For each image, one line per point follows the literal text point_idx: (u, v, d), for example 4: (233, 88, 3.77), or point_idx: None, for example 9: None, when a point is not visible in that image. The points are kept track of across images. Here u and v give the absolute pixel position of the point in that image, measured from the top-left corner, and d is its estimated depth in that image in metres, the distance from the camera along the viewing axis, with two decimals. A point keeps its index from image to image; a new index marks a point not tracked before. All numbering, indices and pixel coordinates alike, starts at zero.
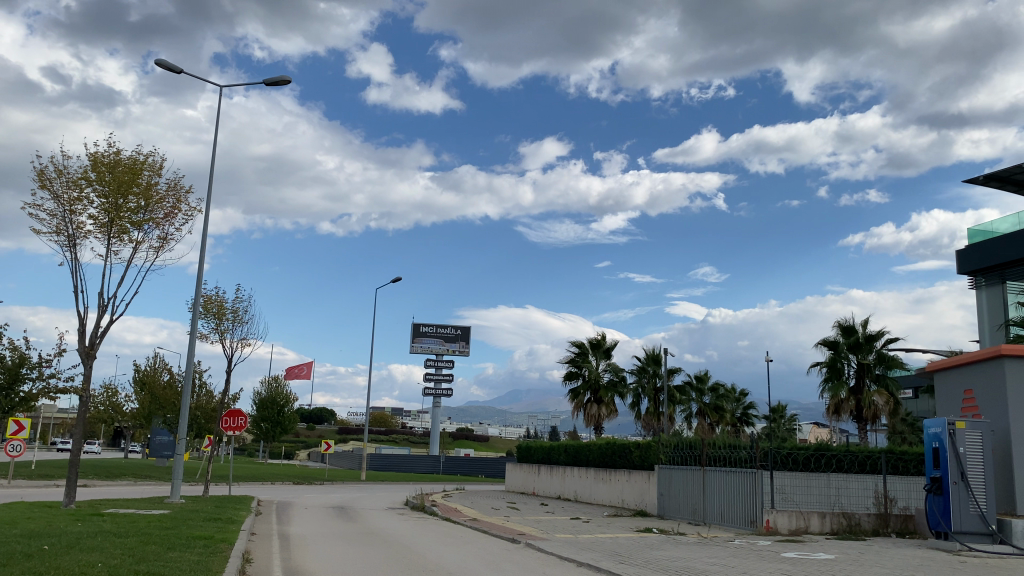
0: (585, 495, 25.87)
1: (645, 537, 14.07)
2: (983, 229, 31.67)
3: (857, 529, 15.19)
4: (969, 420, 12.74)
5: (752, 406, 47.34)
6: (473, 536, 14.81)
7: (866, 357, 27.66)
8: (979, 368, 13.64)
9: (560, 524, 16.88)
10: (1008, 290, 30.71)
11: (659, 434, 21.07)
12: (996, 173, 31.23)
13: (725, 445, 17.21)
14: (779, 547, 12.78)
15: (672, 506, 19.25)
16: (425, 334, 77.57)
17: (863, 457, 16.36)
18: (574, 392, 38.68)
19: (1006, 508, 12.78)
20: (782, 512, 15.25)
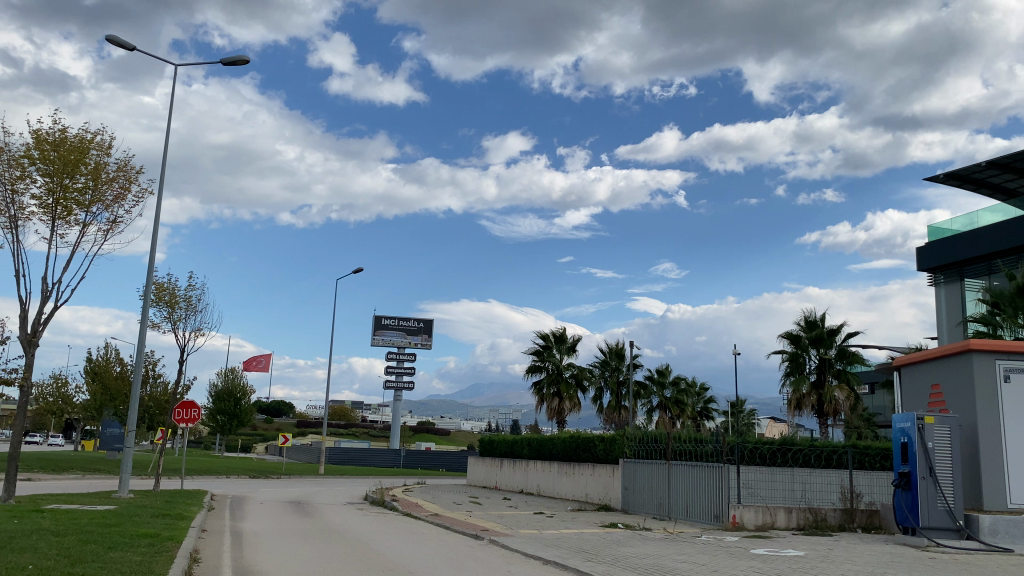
0: (549, 490, 25.60)
1: (610, 533, 13.75)
2: (940, 227, 31.98)
3: (823, 524, 15.09)
4: (938, 415, 12.62)
5: (712, 401, 47.59)
6: (435, 533, 14.36)
7: (827, 351, 27.66)
8: (946, 363, 13.56)
9: (523, 519, 16.51)
10: (966, 288, 31.02)
11: (624, 428, 20.81)
12: (955, 172, 31.54)
13: (690, 439, 16.99)
14: (749, 543, 12.55)
15: (636, 501, 19.02)
16: (387, 327, 76.77)
17: (828, 452, 16.28)
18: (537, 386, 38.38)
19: (973, 504, 12.70)
20: (749, 508, 15.07)
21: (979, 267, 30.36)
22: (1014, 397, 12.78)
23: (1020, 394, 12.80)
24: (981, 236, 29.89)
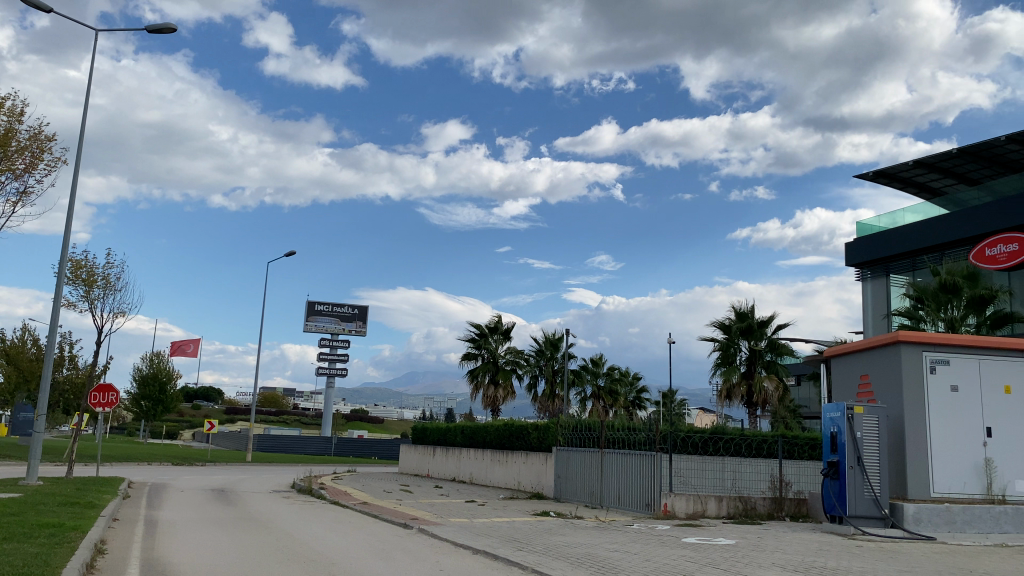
0: (481, 478, 25.36)
1: (542, 522, 13.55)
2: (868, 223, 32.73)
3: (753, 512, 15.32)
4: (867, 406, 12.78)
5: (645, 390, 48.08)
6: (362, 522, 13.95)
7: (757, 343, 28.04)
8: (875, 354, 13.75)
9: (454, 508, 16.21)
10: (892, 283, 31.85)
11: (558, 416, 20.67)
12: (885, 170, 32.28)
13: (623, 428, 16.95)
14: (680, 532, 12.49)
15: (569, 489, 18.91)
16: (320, 313, 75.43)
17: (758, 442, 16.29)
18: (472, 374, 38.08)
19: (899, 493, 12.90)
20: (680, 496, 15.12)
21: (905, 263, 31.20)
22: (939, 388, 13.03)
23: (944, 385, 13.05)
24: (908, 233, 30.69)
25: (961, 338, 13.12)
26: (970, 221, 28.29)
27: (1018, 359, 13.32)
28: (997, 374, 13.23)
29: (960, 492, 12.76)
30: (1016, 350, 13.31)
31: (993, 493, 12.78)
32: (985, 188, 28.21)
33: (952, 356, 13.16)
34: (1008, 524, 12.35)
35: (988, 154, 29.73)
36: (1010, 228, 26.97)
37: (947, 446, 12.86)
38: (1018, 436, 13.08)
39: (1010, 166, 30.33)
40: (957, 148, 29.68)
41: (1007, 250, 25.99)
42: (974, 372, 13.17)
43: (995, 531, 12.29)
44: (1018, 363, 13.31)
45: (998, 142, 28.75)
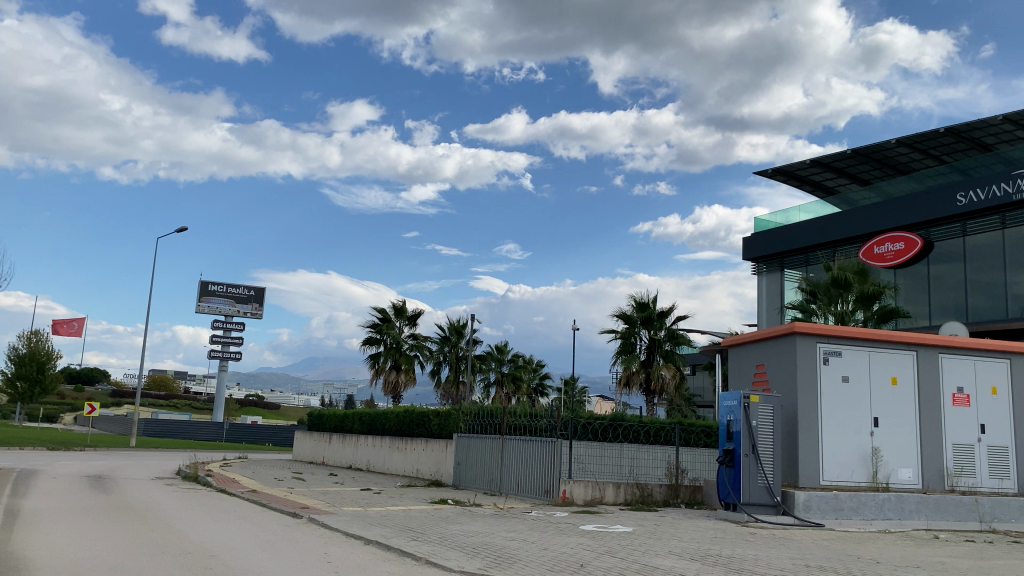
0: (378, 465, 24.83)
1: (438, 510, 13.21)
2: (766, 219, 33.66)
3: (649, 499, 15.40)
4: (762, 395, 12.97)
5: (547, 377, 48.44)
6: (249, 511, 13.26)
7: (657, 332, 28.47)
8: (772, 345, 13.97)
9: (348, 496, 15.70)
10: (786, 278, 32.89)
11: (459, 403, 20.37)
12: (783, 168, 33.28)
13: (525, 414, 16.77)
14: (577, 519, 12.36)
15: (468, 476, 18.67)
16: (214, 293, 72.65)
17: (656, 428, 16.38)
18: (373, 359, 37.28)
19: (790, 480, 13.16)
20: (579, 482, 15.04)
21: (799, 258, 32.26)
22: (831, 378, 13.35)
23: (836, 376, 13.38)
24: (802, 229, 31.74)
25: (853, 331, 13.46)
26: (861, 220, 29.41)
27: (904, 351, 13.78)
28: (885, 366, 13.65)
29: (848, 480, 13.12)
30: (903, 343, 13.78)
31: (878, 480, 13.21)
32: (875, 189, 29.41)
33: (844, 348, 13.50)
34: (891, 511, 12.77)
35: (877, 156, 31.08)
36: (896, 228, 28.25)
37: (836, 435, 13.21)
38: (902, 426, 13.55)
39: (897, 168, 31.80)
40: (850, 149, 30.84)
41: (894, 249, 27.74)
42: (864, 363, 13.56)
43: (879, 517, 12.69)
44: (904, 355, 13.78)
45: (887, 145, 30.03)
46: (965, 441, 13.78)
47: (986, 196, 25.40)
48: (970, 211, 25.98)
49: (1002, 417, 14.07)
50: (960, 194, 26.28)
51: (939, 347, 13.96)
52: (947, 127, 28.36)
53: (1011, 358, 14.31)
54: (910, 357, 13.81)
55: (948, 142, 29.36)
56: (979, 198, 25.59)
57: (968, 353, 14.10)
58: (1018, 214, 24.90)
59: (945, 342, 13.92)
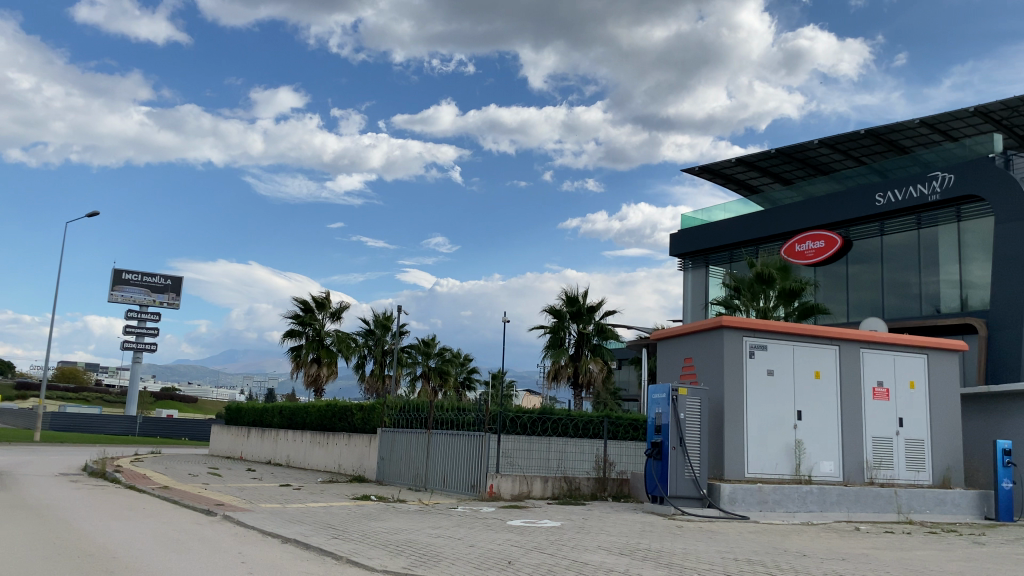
0: (299, 461, 24.12)
1: (361, 506, 12.75)
2: (692, 216, 34.07)
3: (576, 493, 15.22)
4: (690, 388, 12.95)
5: (475, 371, 48.19)
6: (159, 508, 12.55)
7: (585, 326, 28.44)
8: (699, 338, 13.98)
9: (266, 493, 15.06)
10: (710, 274, 33.35)
11: (384, 397, 19.90)
12: (710, 166, 33.72)
13: (452, 408, 16.39)
14: (505, 514, 12.09)
15: (392, 472, 18.21)
16: (128, 282, 69.87)
17: (584, 422, 16.38)
18: (295, 352, 36.31)
19: (716, 473, 13.16)
20: (506, 477, 14.78)
21: (723, 255, 32.75)
22: (756, 372, 13.43)
23: (761, 369, 13.47)
24: (727, 226, 32.23)
25: (779, 325, 13.57)
26: (784, 218, 30.01)
27: (827, 346, 13.97)
28: (809, 360, 13.81)
29: (772, 473, 13.22)
30: (826, 338, 13.97)
31: (801, 473, 13.35)
32: (797, 188, 30.03)
33: (769, 342, 13.60)
34: (813, 503, 12.91)
35: (800, 156, 31.78)
36: (817, 227, 28.90)
37: (761, 428, 13.29)
38: (824, 420, 13.73)
39: (818, 168, 32.59)
40: (775, 149, 31.44)
41: (815, 247, 28.40)
42: (789, 358, 13.69)
43: (802, 510, 12.81)
44: (827, 350, 13.98)
45: (810, 145, 30.72)
46: (884, 434, 14.07)
47: (902, 197, 26.18)
48: (887, 211, 26.75)
49: (918, 411, 14.42)
50: (879, 195, 27.00)
51: (860, 342, 14.21)
52: (868, 129, 29.15)
53: (928, 354, 14.69)
54: (832, 352, 14.01)
55: (868, 144, 30.21)
56: (896, 199, 26.36)
57: (887, 348, 14.40)
58: (932, 215, 25.73)
59: (865, 337, 14.18)
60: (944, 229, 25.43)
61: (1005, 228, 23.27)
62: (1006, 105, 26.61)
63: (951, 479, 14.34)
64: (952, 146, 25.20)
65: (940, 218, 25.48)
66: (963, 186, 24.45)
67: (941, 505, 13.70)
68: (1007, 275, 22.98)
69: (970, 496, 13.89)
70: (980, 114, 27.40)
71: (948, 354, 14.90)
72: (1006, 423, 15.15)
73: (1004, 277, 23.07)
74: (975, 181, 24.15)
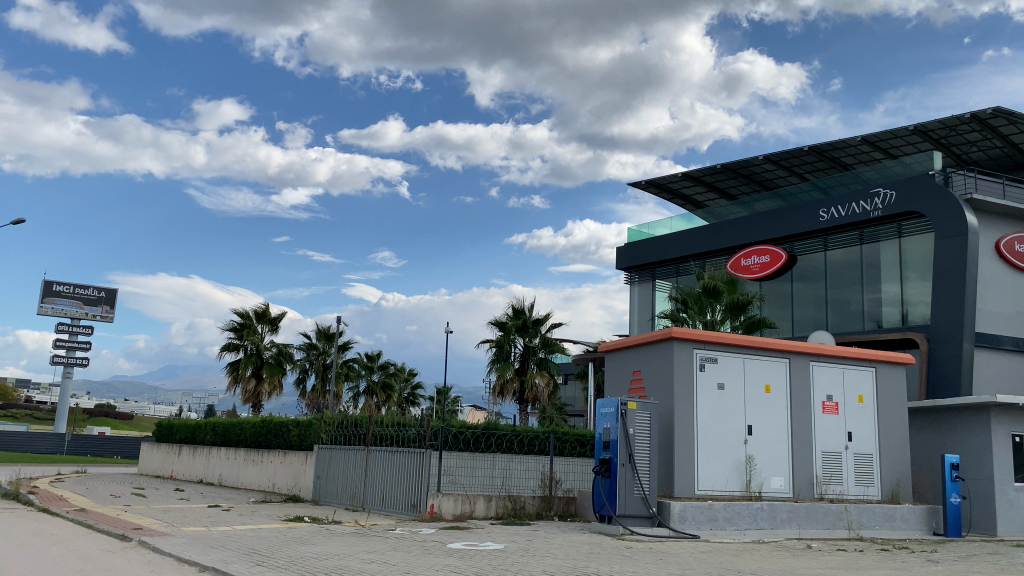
0: (232, 479, 23.07)
1: (292, 528, 11.98)
2: (639, 229, 33.95)
3: (521, 512, 14.73)
4: (640, 402, 12.53)
5: (420, 387, 47.34)
6: (71, 533, 11.60)
7: (531, 339, 27.96)
8: (648, 351, 13.59)
9: (191, 515, 14.12)
10: (656, 288, 33.18)
11: (322, 412, 19.10)
12: (656, 181, 33.69)
13: (393, 424, 15.74)
14: (445, 536, 11.45)
15: (328, 490, 17.41)
16: (60, 294, 67.11)
17: (530, 437, 15.81)
18: (233, 367, 35.02)
19: (665, 490, 12.72)
20: (448, 496, 14.13)
21: (669, 269, 32.66)
22: (707, 385, 13.08)
23: (712, 383, 13.12)
24: (673, 241, 32.17)
25: (729, 337, 13.26)
26: (729, 233, 30.05)
27: (777, 359, 13.71)
28: (758, 373, 13.52)
29: (722, 490, 12.84)
30: (776, 351, 13.71)
31: (751, 489, 13.01)
32: (742, 204, 30.09)
33: (719, 355, 13.27)
34: (764, 521, 12.57)
35: (746, 172, 31.91)
36: (763, 242, 28.99)
37: (711, 444, 12.92)
38: (774, 434, 13.44)
39: (763, 184, 32.81)
40: (720, 164, 31.48)
41: (760, 261, 28.57)
42: (739, 370, 13.38)
43: (752, 527, 12.45)
44: (777, 363, 13.72)
45: (755, 161, 30.87)
46: (833, 448, 13.83)
47: (845, 213, 26.38)
48: (831, 227, 26.92)
49: (867, 425, 14.24)
50: (823, 210, 27.18)
51: (810, 354, 13.99)
52: (811, 146, 29.40)
53: (876, 367, 14.56)
54: (782, 365, 13.76)
55: (811, 160, 30.49)
56: (839, 215, 26.55)
57: (837, 361, 14.21)
58: (875, 231, 25.95)
59: (815, 350, 13.97)
60: (886, 245, 25.67)
61: (946, 244, 23.51)
62: (944, 124, 27.06)
63: (900, 494, 14.16)
64: (893, 163, 25.48)
65: (883, 234, 25.72)
66: (905, 202, 24.70)
67: (891, 521, 13.50)
68: (947, 291, 23.20)
69: (919, 511, 13.73)
70: (919, 132, 27.80)
71: (896, 368, 14.78)
72: (952, 437, 15.09)
73: (943, 293, 23.31)
74: (916, 198, 24.40)
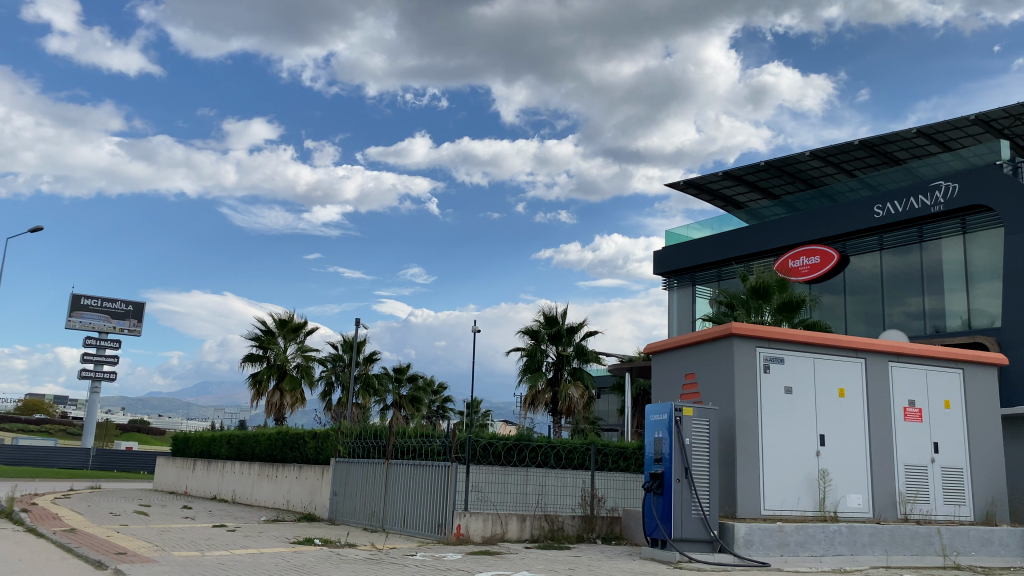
0: (247, 496, 21.68)
1: (298, 553, 10.39)
2: (676, 233, 32.25)
3: (559, 534, 13.15)
4: (696, 408, 10.85)
5: (449, 401, 45.79)
6: (44, 557, 10.08)
7: (565, 348, 26.40)
8: (704, 350, 11.93)
9: (191, 536, 12.65)
10: (697, 293, 31.39)
11: (339, 423, 17.62)
12: (694, 181, 32.00)
13: (417, 435, 14.19)
14: (473, 564, 9.82)
15: (346, 509, 15.89)
16: (87, 308, 66.63)
17: (568, 450, 14.21)
18: (254, 378, 33.77)
19: (727, 510, 11.03)
20: (476, 516, 12.57)
21: (710, 273, 30.87)
22: (772, 388, 11.39)
23: (778, 386, 11.43)
24: (713, 243, 30.43)
25: (797, 334, 11.57)
26: (774, 233, 28.27)
27: (852, 359, 11.99)
28: (831, 376, 11.81)
29: (792, 509, 11.12)
30: (851, 349, 11.98)
31: (825, 509, 11.27)
32: (786, 204, 28.39)
33: (787, 354, 11.59)
34: (843, 546, 10.82)
35: (791, 169, 30.12)
36: (812, 243, 27.13)
37: (779, 458, 11.21)
38: (851, 445, 11.70)
39: (809, 182, 30.98)
40: (764, 161, 29.71)
41: (809, 263, 26.39)
42: (809, 372, 11.68)
43: (830, 553, 10.73)
44: (852, 363, 11.99)
45: (800, 157, 29.09)
46: (918, 461, 12.07)
47: (904, 208, 24.49)
48: (887, 224, 25.04)
49: (955, 434, 12.46)
50: (877, 207, 25.34)
51: (889, 354, 12.25)
52: (862, 140, 27.58)
53: (964, 368, 12.78)
54: (858, 366, 12.03)
55: (861, 155, 28.69)
56: (896, 211, 24.69)
57: (919, 362, 12.45)
58: (935, 227, 24.01)
59: (895, 348, 12.22)
60: (948, 243, 23.72)
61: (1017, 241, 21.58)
62: (1009, 113, 25.08)
63: (996, 515, 12.34)
64: (952, 155, 23.61)
65: (943, 231, 23.78)
66: (969, 196, 22.79)
67: (989, 546, 11.69)
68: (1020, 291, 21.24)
69: (1020, 535, 11.92)
70: (982, 122, 25.83)
71: (986, 369, 12.99)
72: None
73: (1014, 294, 21.39)
74: (982, 190, 22.49)
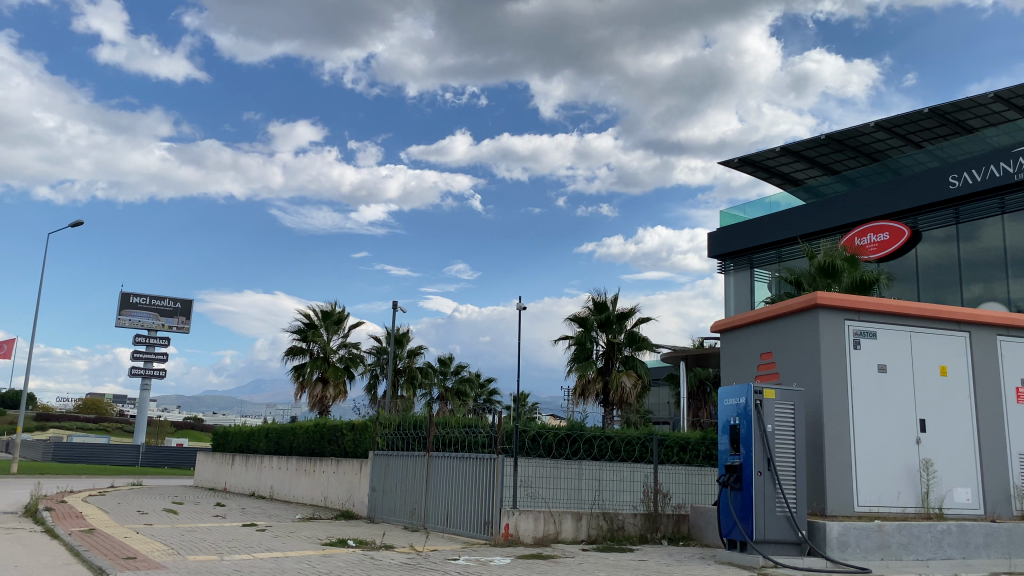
0: (284, 492, 20.75)
1: (326, 558, 9.20)
2: (732, 213, 30.50)
3: (619, 535, 11.84)
4: (778, 389, 9.42)
5: (496, 393, 44.69)
6: (46, 562, 9.01)
7: (615, 336, 24.98)
8: (783, 325, 10.47)
9: (215, 536, 11.62)
10: (755, 277, 29.68)
11: (377, 414, 16.55)
12: (750, 158, 30.27)
13: (460, 425, 12.98)
14: (523, 571, 8.51)
15: (385, 505, 14.79)
16: (136, 306, 66.96)
17: (628, 441, 12.87)
18: (298, 371, 33.00)
19: (815, 507, 9.60)
20: (526, 515, 11.30)
21: (768, 255, 29.14)
22: (864, 367, 9.90)
23: (871, 364, 9.94)
24: (771, 223, 28.69)
25: (891, 304, 10.05)
26: (837, 210, 26.48)
27: (955, 333, 10.41)
28: (931, 353, 10.27)
29: (891, 506, 9.63)
30: (954, 321, 10.41)
31: (929, 505, 9.75)
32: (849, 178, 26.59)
33: (879, 329, 10.07)
34: (953, 548, 9.32)
35: (853, 142, 28.26)
36: (880, 218, 25.27)
37: (874, 447, 9.72)
38: (957, 432, 10.14)
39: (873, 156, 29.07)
40: (825, 134, 27.87)
41: (877, 240, 24.71)
42: (905, 348, 10.14)
43: (937, 557, 9.24)
44: (955, 338, 10.41)
45: (865, 128, 27.21)
46: None
47: (982, 178, 22.53)
48: (964, 195, 23.09)
49: None
50: (953, 176, 23.38)
51: (997, 327, 10.63)
52: (932, 107, 25.68)
53: None
54: (961, 341, 10.44)
55: (930, 124, 26.76)
56: (974, 180, 22.73)
57: None
58: (1018, 198, 22.00)
59: (1005, 320, 10.59)
60: None
61: None
62: None
63: None
64: None
65: None
66: None
67: None
68: None
69: None
70: None
71: None
72: None
73: None
74: None
